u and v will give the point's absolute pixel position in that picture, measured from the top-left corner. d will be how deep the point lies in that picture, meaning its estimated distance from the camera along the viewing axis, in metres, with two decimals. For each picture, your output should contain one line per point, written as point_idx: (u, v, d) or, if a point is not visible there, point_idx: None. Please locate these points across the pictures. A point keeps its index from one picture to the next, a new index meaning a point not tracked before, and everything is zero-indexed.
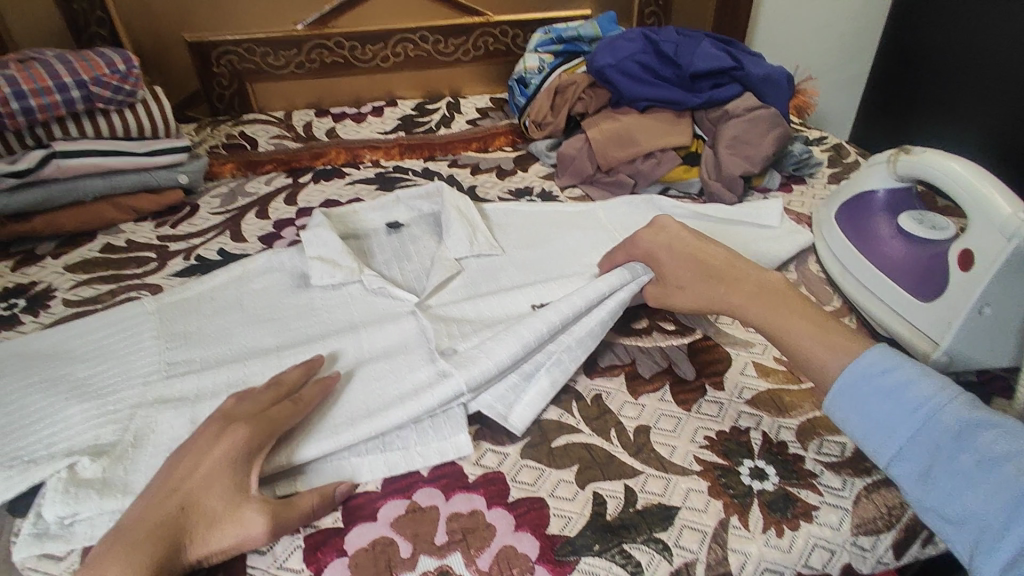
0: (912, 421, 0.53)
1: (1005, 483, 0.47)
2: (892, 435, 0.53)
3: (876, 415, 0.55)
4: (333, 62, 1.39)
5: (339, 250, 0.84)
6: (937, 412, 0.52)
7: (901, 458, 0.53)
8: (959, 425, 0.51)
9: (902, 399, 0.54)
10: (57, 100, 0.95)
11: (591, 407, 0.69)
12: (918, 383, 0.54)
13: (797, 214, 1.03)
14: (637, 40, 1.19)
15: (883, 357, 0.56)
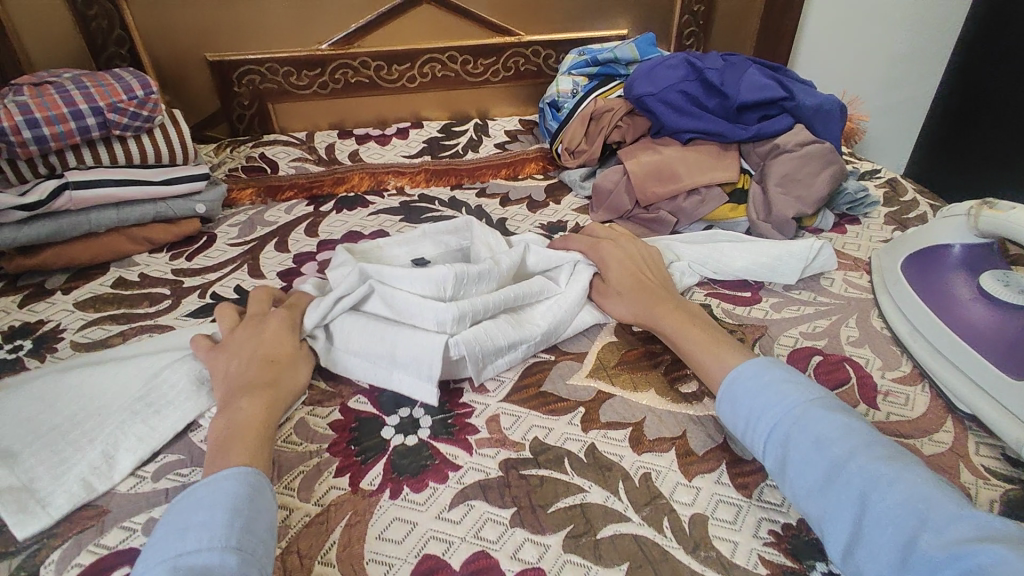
0: (772, 413, 0.59)
1: (842, 466, 0.53)
2: (757, 427, 0.59)
3: (748, 410, 0.60)
4: (357, 82, 1.34)
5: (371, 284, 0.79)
6: (794, 407, 0.58)
7: (767, 448, 0.58)
8: (808, 417, 0.57)
9: (767, 393, 0.60)
10: (71, 128, 0.91)
11: (640, 490, 0.62)
12: (780, 382, 0.60)
13: (854, 260, 0.95)
14: (679, 67, 1.11)
15: (759, 361, 0.63)
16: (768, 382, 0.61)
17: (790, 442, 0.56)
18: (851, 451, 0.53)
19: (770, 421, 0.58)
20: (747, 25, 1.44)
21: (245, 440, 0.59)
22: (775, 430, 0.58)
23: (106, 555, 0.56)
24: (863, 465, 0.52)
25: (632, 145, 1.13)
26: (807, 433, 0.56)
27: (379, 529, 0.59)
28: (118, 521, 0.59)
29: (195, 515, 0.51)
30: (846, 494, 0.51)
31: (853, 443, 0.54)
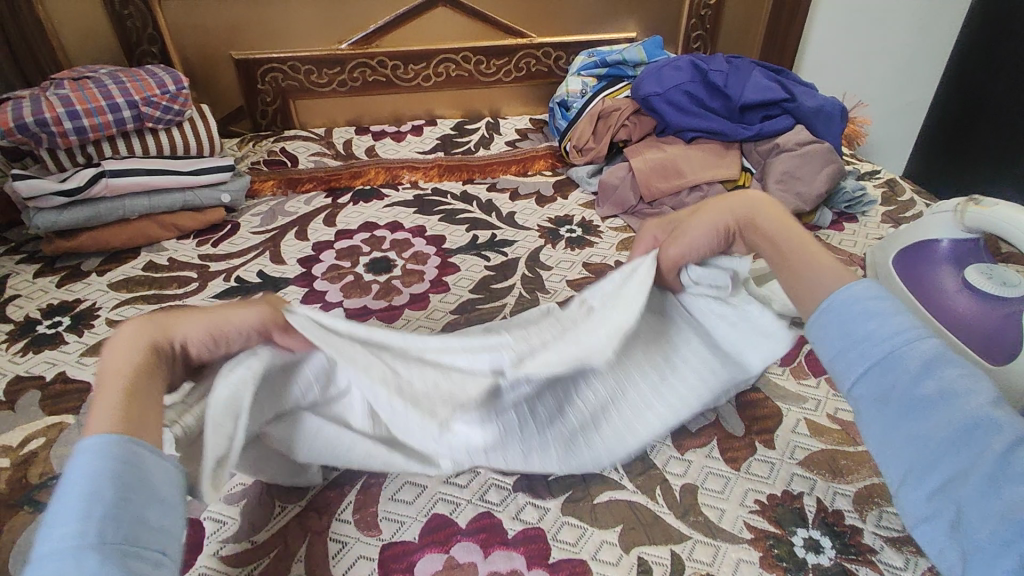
0: (883, 344, 0.47)
1: (962, 414, 0.43)
2: (855, 355, 0.48)
3: (846, 339, 0.49)
4: (375, 80, 1.39)
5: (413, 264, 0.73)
6: (909, 342, 0.47)
7: (861, 382, 0.48)
8: (930, 356, 0.46)
9: (880, 321, 0.48)
10: (109, 120, 0.97)
11: (635, 462, 0.66)
12: (898, 314, 0.48)
13: (849, 255, 0.99)
14: (685, 68, 1.16)
15: (872, 289, 0.50)
16: (883, 311, 0.49)
17: (892, 374, 0.46)
18: (979, 404, 0.43)
19: (881, 352, 0.47)
20: (754, 30, 1.48)
21: (109, 398, 0.46)
22: (873, 364, 0.47)
23: None
24: (990, 419, 0.43)
25: (638, 143, 1.17)
26: (916, 373, 0.46)
27: (391, 491, 0.64)
28: None
29: (76, 492, 0.40)
30: (961, 450, 0.42)
31: (979, 394, 0.44)
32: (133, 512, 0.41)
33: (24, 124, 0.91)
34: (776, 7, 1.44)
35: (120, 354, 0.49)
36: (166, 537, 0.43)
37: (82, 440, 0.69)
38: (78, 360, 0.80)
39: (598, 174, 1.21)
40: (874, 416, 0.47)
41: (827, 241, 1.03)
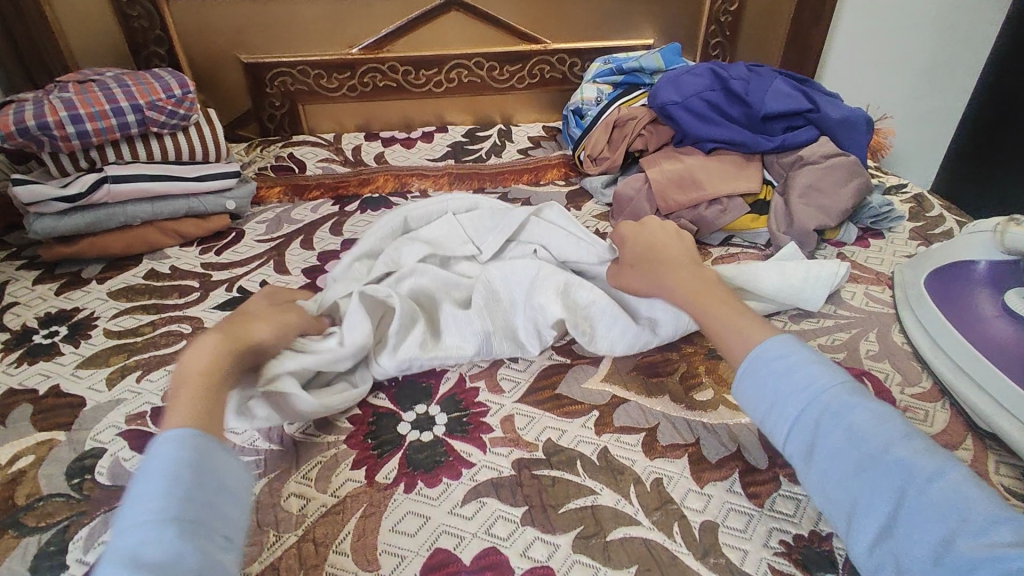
0: (801, 400, 0.54)
1: (882, 450, 0.50)
2: (783, 412, 0.55)
3: (772, 391, 0.56)
4: (385, 85, 1.37)
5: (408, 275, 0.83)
6: (823, 392, 0.54)
7: (794, 431, 0.54)
8: (838, 403, 0.53)
9: (796, 379, 0.55)
10: (112, 124, 0.95)
11: (651, 495, 0.62)
12: (808, 368, 0.56)
13: (877, 274, 0.95)
14: (704, 75, 1.12)
15: (782, 345, 0.59)
16: (797, 364, 0.56)
17: (822, 426, 0.53)
18: (890, 440, 0.50)
19: (795, 409, 0.54)
20: (775, 36, 1.44)
21: (193, 393, 0.56)
22: (806, 411, 0.54)
23: None
24: (899, 459, 0.49)
25: (655, 154, 1.13)
26: (839, 419, 0.52)
27: (392, 522, 0.60)
28: None
29: (154, 480, 0.48)
30: (884, 484, 0.48)
31: (888, 435, 0.51)
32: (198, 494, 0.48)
33: (25, 127, 0.89)
34: (798, 14, 1.40)
35: (200, 352, 0.61)
36: (233, 528, 0.49)
37: (71, 459, 0.66)
38: (73, 373, 0.77)
39: (613, 184, 1.17)
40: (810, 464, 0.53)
41: (853, 259, 0.99)
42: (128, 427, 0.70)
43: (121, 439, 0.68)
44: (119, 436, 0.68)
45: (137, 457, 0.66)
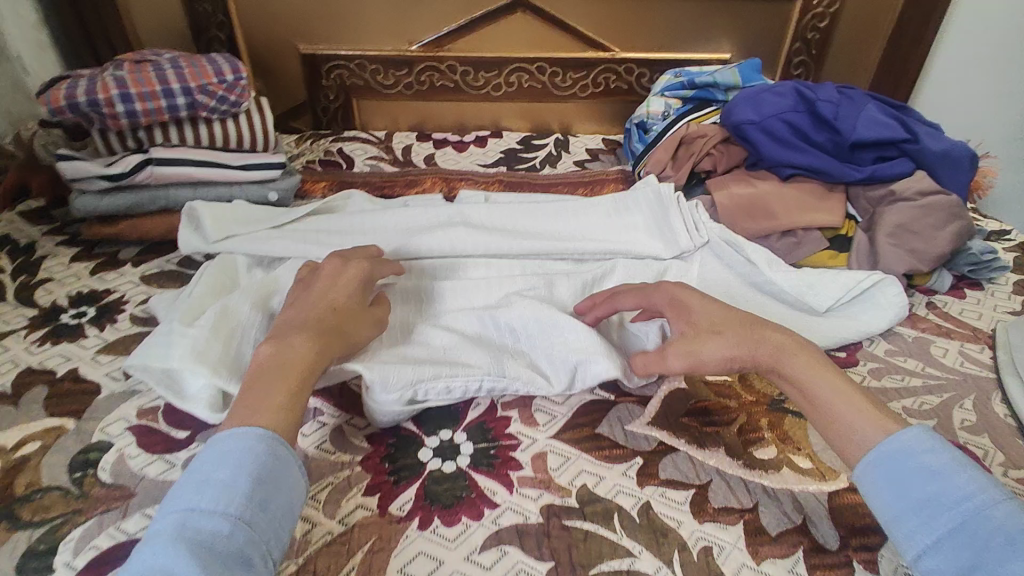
0: (953, 514, 0.44)
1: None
2: (927, 526, 0.45)
3: (898, 499, 0.47)
4: (442, 85, 1.33)
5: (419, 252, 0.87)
6: (983, 508, 0.44)
7: (933, 545, 0.44)
8: (1008, 527, 0.42)
9: (944, 488, 0.46)
10: (161, 106, 0.92)
11: (698, 567, 0.54)
12: (959, 476, 0.46)
13: (973, 331, 0.83)
14: (788, 95, 1.01)
15: (927, 442, 0.48)
16: (951, 471, 0.46)
17: (975, 550, 0.43)
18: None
19: (950, 524, 0.44)
20: (865, 60, 1.33)
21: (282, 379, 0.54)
22: (945, 533, 0.44)
23: (124, 543, 0.54)
24: None
25: (724, 175, 1.04)
26: (983, 541, 0.43)
27: (401, 562, 0.54)
28: (142, 507, 0.57)
29: (238, 487, 0.46)
30: None
31: None
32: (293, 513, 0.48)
33: (76, 102, 0.88)
34: (895, 33, 1.28)
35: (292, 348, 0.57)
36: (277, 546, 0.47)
37: (77, 450, 0.63)
38: (93, 358, 0.74)
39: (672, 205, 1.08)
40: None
41: (946, 310, 0.87)
42: (139, 422, 0.66)
43: (129, 433, 0.64)
44: (129, 431, 0.65)
45: (142, 456, 0.62)
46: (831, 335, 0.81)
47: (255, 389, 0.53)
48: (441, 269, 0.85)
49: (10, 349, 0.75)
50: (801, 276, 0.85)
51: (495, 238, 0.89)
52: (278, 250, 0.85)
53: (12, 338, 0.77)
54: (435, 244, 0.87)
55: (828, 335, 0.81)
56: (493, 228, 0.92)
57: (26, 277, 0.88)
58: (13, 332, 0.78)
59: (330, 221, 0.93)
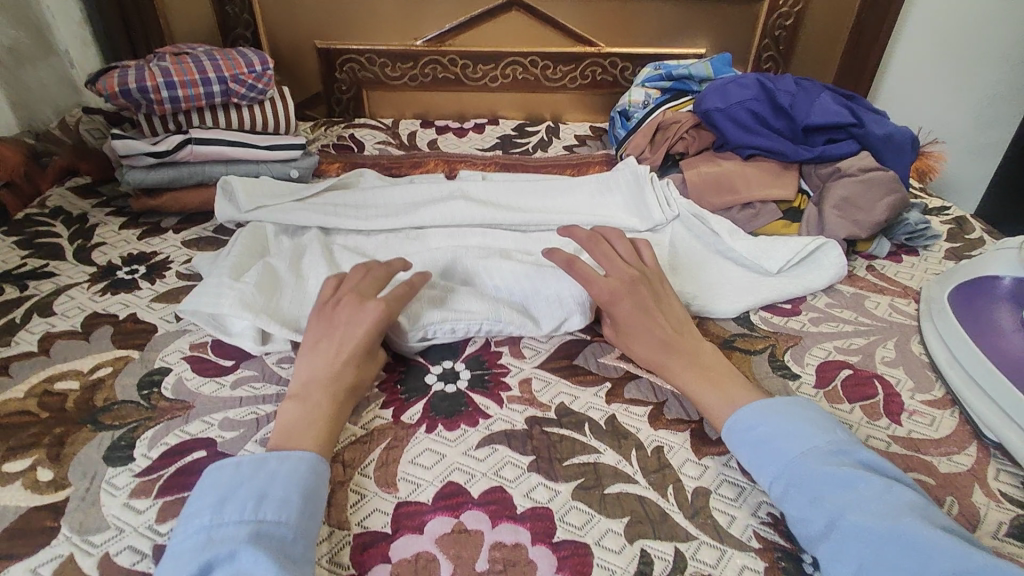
0: (773, 465, 0.61)
1: (854, 499, 0.55)
2: (760, 475, 0.62)
3: (750, 457, 0.63)
4: (444, 77, 1.45)
5: (423, 223, 0.99)
6: (793, 458, 0.60)
7: (777, 485, 0.60)
8: (808, 471, 0.59)
9: (767, 447, 0.62)
10: (200, 93, 1.05)
11: (651, 459, 0.67)
12: (780, 435, 0.62)
13: (904, 288, 0.96)
14: (751, 86, 1.14)
15: (756, 412, 0.65)
16: (774, 432, 0.62)
17: (800, 480, 0.59)
18: (853, 484, 0.56)
19: (772, 473, 0.61)
20: (829, 55, 1.46)
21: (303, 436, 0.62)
22: (782, 475, 0.60)
23: (188, 440, 0.67)
24: (865, 525, 0.53)
25: (695, 157, 1.17)
26: (804, 473, 0.59)
27: (412, 455, 0.67)
28: (200, 415, 0.70)
29: (236, 490, 0.56)
30: (843, 546, 0.53)
31: (854, 501, 0.55)
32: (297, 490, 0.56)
33: (127, 89, 1.01)
34: (856, 30, 1.41)
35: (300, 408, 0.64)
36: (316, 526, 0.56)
37: (143, 373, 0.75)
38: (148, 305, 0.87)
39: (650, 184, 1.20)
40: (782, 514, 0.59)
41: (882, 272, 1.00)
42: (192, 353, 0.79)
43: (184, 361, 0.77)
44: (184, 360, 0.77)
45: (197, 378, 0.75)
46: (781, 291, 0.93)
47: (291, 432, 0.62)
48: (443, 239, 0.98)
49: (76, 298, 0.88)
50: (759, 242, 0.97)
51: (490, 211, 1.00)
52: (301, 220, 0.97)
53: (76, 289, 0.90)
54: (437, 217, 0.99)
55: (778, 291, 0.93)
56: (489, 203, 1.04)
57: (82, 241, 1.01)
58: (76, 285, 0.91)
59: (346, 196, 1.05)
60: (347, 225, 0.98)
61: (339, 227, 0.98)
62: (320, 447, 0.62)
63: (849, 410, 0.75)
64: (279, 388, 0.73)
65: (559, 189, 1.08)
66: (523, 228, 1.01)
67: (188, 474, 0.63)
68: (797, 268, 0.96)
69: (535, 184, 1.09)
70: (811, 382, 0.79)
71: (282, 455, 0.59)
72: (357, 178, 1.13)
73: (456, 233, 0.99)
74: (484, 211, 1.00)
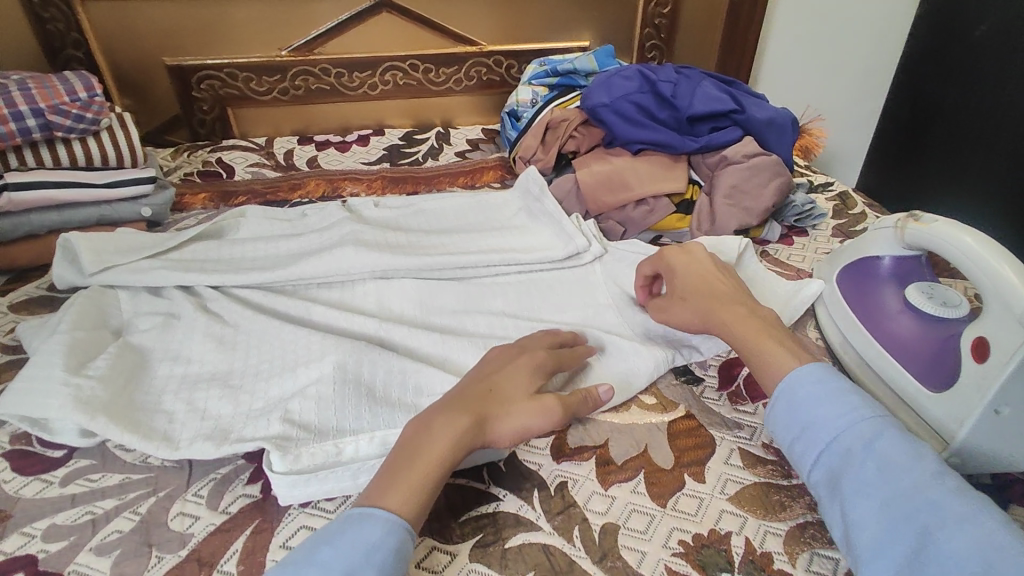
0: (832, 428, 0.57)
1: (919, 469, 0.51)
2: (812, 440, 0.57)
3: (807, 418, 0.58)
4: (318, 88, 1.34)
5: (310, 274, 0.89)
6: (859, 422, 0.56)
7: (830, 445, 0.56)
8: (869, 437, 0.54)
9: (833, 410, 0.57)
10: (12, 130, 0.90)
11: (554, 499, 0.62)
12: (845, 399, 0.58)
13: (796, 270, 0.96)
14: (634, 79, 1.12)
15: (822, 371, 0.60)
16: (836, 395, 0.58)
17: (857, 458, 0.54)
18: (924, 478, 0.51)
19: (826, 439, 0.57)
20: (710, 41, 1.46)
21: (417, 469, 0.55)
22: (839, 437, 0.56)
23: (3, 561, 0.55)
24: (931, 496, 0.49)
25: (586, 155, 1.13)
26: (871, 450, 0.54)
27: (284, 537, 0.58)
28: (17, 527, 0.58)
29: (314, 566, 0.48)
30: (908, 520, 0.49)
31: (916, 472, 0.51)
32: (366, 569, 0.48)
33: None
34: (732, 14, 1.42)
35: (438, 431, 0.57)
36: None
37: None
38: None
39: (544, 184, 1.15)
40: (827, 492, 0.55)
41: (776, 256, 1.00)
42: (11, 447, 0.66)
43: (3, 459, 0.64)
44: (2, 457, 0.65)
45: (18, 479, 0.62)
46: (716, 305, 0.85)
47: (397, 473, 0.54)
48: (336, 297, 0.88)
49: None
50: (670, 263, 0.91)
51: (386, 256, 0.91)
52: (155, 278, 0.85)
53: None
54: (324, 268, 0.89)
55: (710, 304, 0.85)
56: (384, 248, 0.96)
57: None
58: None
59: (214, 249, 0.97)
60: (215, 280, 0.87)
61: (201, 282, 0.86)
62: (408, 505, 0.53)
63: (752, 411, 0.72)
64: (123, 477, 0.63)
65: (459, 241, 1.00)
66: (422, 273, 0.92)
67: None
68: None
69: (430, 237, 1.02)
70: (715, 385, 0.76)
71: (362, 516, 0.51)
72: (235, 221, 1.05)
73: (351, 294, 0.89)
74: (373, 262, 0.90)
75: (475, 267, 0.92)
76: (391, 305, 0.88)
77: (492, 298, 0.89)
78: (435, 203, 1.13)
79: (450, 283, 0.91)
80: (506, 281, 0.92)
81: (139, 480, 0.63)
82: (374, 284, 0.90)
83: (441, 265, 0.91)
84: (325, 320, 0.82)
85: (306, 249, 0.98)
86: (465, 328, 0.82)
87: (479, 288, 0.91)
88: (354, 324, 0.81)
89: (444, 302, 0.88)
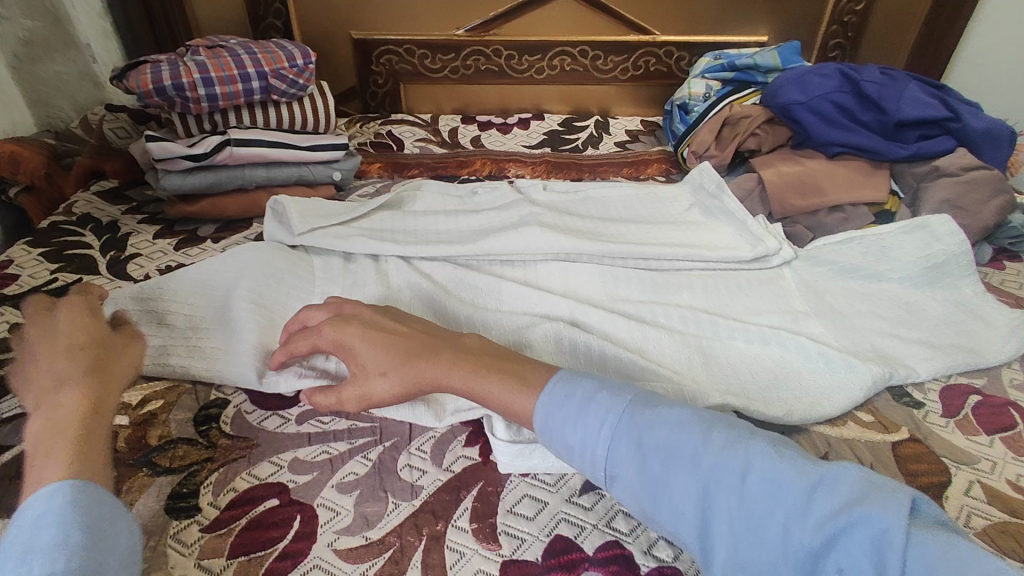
0: (603, 434, 0.50)
1: (686, 437, 0.47)
2: (593, 451, 0.50)
3: (571, 430, 0.51)
4: (487, 69, 1.37)
5: (496, 250, 0.88)
6: (622, 418, 0.50)
7: (614, 455, 0.49)
8: (638, 429, 0.49)
9: (588, 415, 0.51)
10: (239, 90, 0.97)
11: None
12: (593, 402, 0.51)
13: (1017, 298, 0.88)
14: (833, 77, 1.06)
15: (562, 384, 0.54)
16: (582, 402, 0.51)
17: (711, 486, 0.44)
18: (700, 443, 0.46)
19: (603, 453, 0.49)
20: (898, 44, 1.38)
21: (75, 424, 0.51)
22: (613, 439, 0.49)
23: (259, 486, 0.59)
24: (723, 462, 0.44)
25: (770, 154, 1.09)
26: (712, 471, 0.44)
27: (510, 503, 0.59)
28: (266, 456, 0.62)
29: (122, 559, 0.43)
30: (723, 500, 0.43)
31: (691, 441, 0.46)
32: (101, 554, 0.42)
33: (162, 87, 0.92)
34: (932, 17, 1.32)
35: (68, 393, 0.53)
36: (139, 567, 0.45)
37: (199, 407, 0.67)
38: None
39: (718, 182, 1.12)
40: (707, 543, 0.44)
41: (989, 281, 0.92)
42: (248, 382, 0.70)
43: (243, 392, 0.69)
44: (241, 390, 0.69)
45: (259, 412, 0.67)
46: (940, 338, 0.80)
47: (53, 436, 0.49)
48: (521, 273, 0.88)
49: None
50: (890, 284, 0.87)
51: (571, 238, 0.89)
52: (353, 245, 0.87)
53: None
54: (511, 245, 0.88)
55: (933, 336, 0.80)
56: (563, 229, 0.95)
57: (115, 253, 0.93)
58: None
59: (399, 220, 0.96)
60: (403, 251, 0.87)
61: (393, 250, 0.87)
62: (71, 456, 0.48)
63: (989, 443, 0.68)
64: (351, 424, 0.66)
65: (637, 228, 0.97)
66: (605, 259, 0.90)
67: (264, 527, 0.56)
68: (929, 287, 0.87)
69: (603, 222, 0.99)
70: (938, 412, 0.71)
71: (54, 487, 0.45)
72: (413, 194, 1.05)
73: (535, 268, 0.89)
74: (552, 244, 0.88)
75: (657, 260, 0.90)
76: (576, 289, 0.86)
77: (676, 294, 0.87)
78: (603, 187, 1.10)
79: (631, 272, 0.90)
80: (689, 275, 0.90)
81: (362, 431, 0.65)
82: (555, 265, 0.89)
83: (624, 253, 0.89)
84: (515, 301, 0.81)
85: (482, 219, 0.98)
86: (655, 317, 0.81)
87: (663, 282, 0.88)
88: (544, 305, 0.80)
89: (626, 293, 0.86)
